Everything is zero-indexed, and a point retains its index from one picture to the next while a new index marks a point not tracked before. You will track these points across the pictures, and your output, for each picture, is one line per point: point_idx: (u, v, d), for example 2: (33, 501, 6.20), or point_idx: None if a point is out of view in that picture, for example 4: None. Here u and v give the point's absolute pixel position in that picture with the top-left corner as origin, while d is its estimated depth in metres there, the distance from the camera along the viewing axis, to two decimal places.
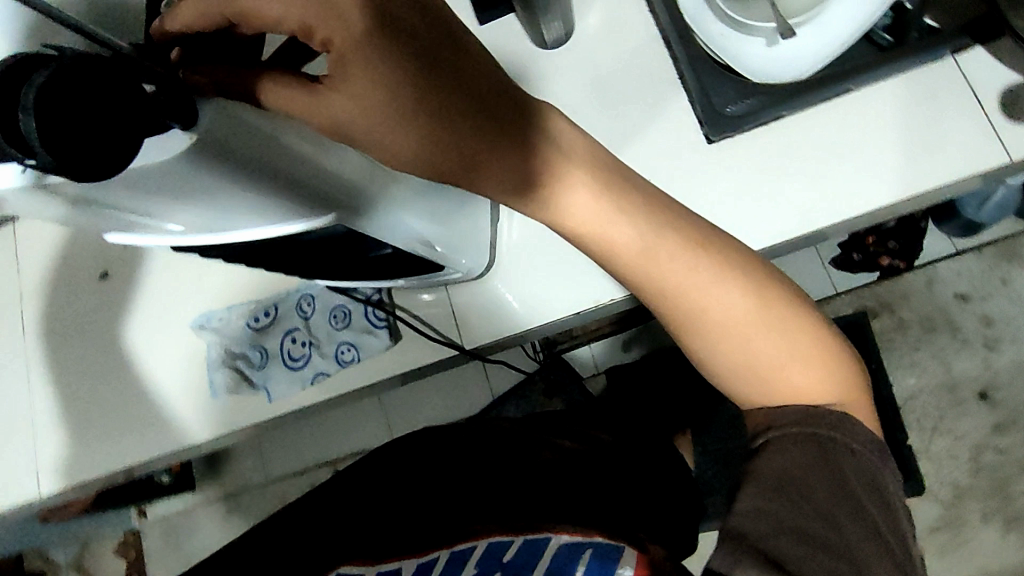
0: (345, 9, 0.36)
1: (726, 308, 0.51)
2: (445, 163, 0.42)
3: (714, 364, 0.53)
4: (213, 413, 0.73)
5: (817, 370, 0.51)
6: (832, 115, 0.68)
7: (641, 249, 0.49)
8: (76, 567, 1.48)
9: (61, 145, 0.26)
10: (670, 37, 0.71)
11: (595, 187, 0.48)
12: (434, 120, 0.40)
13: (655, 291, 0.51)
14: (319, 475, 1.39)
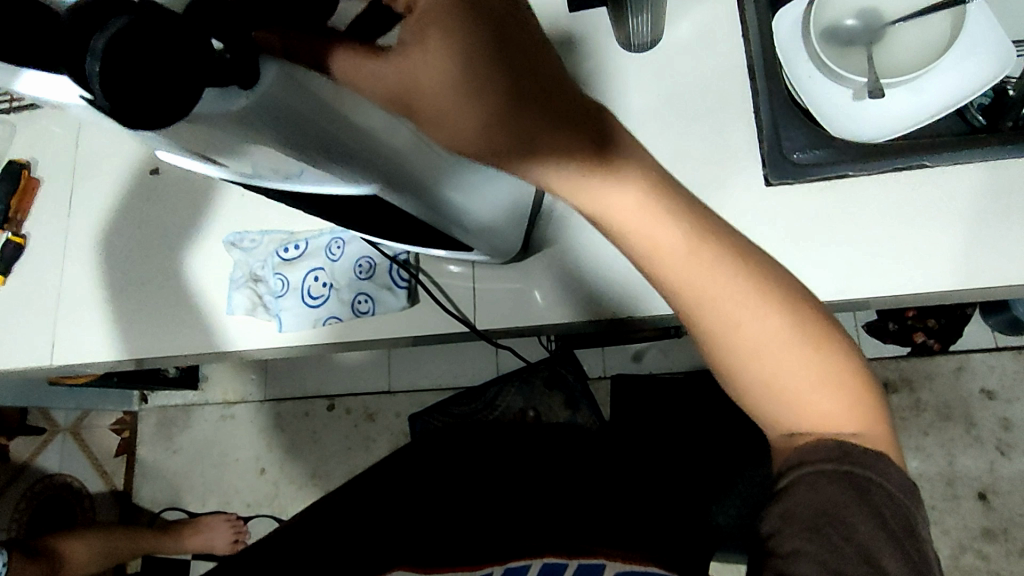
0: None
1: (758, 326, 0.45)
2: (503, 139, 0.39)
3: (737, 381, 0.47)
4: (227, 329, 0.76)
5: (849, 400, 0.46)
6: (898, 186, 0.65)
7: (683, 251, 0.44)
8: (74, 433, 1.55)
9: (121, 93, 0.27)
10: (755, 67, 0.69)
11: (648, 189, 0.43)
12: (501, 90, 0.38)
13: (690, 297, 0.45)
14: (315, 406, 1.43)
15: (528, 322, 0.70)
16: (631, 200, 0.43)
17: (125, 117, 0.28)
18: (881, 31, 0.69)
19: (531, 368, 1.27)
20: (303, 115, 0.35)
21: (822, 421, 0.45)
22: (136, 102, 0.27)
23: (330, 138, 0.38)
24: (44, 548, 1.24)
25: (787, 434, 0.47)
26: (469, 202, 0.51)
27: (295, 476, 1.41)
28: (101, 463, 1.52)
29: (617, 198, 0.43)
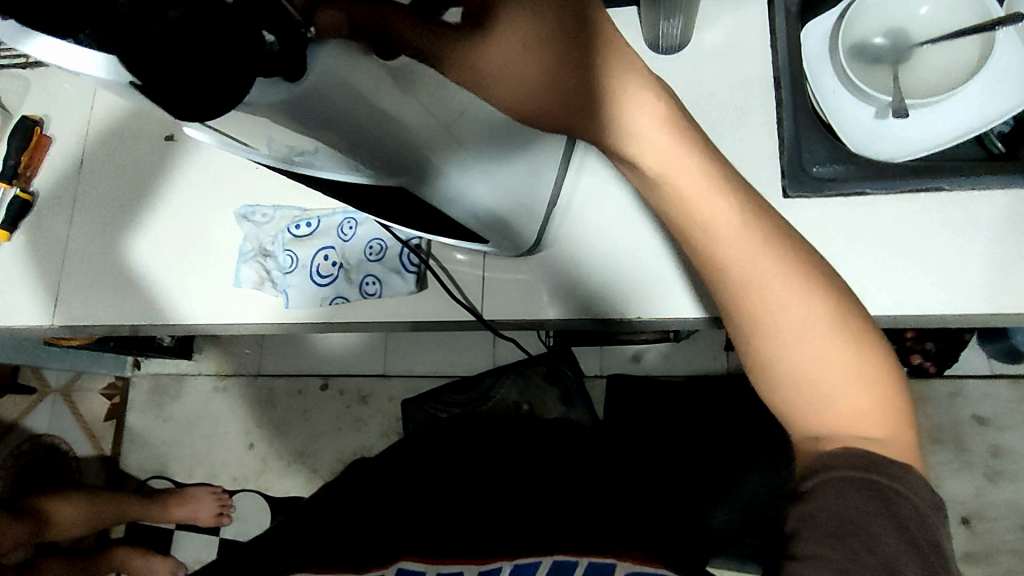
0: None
1: (801, 312, 0.46)
2: (569, 91, 0.41)
3: (772, 372, 0.47)
4: (233, 300, 0.75)
5: (879, 402, 0.46)
6: (914, 207, 0.66)
7: (735, 223, 0.47)
8: (64, 394, 1.54)
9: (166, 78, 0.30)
10: (781, 79, 0.69)
11: (705, 164, 0.46)
12: (566, 50, 0.40)
13: (736, 275, 0.47)
14: (309, 384, 1.43)
15: (536, 316, 0.70)
16: (693, 167, 0.46)
17: (169, 106, 0.32)
18: (909, 51, 0.68)
19: (529, 362, 1.28)
20: (347, 110, 0.37)
21: (850, 419, 0.46)
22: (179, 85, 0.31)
23: (365, 130, 0.40)
24: (30, 506, 1.24)
25: (812, 434, 0.46)
26: (512, 186, 0.51)
27: (284, 453, 1.41)
28: (90, 426, 1.51)
29: (682, 168, 0.46)
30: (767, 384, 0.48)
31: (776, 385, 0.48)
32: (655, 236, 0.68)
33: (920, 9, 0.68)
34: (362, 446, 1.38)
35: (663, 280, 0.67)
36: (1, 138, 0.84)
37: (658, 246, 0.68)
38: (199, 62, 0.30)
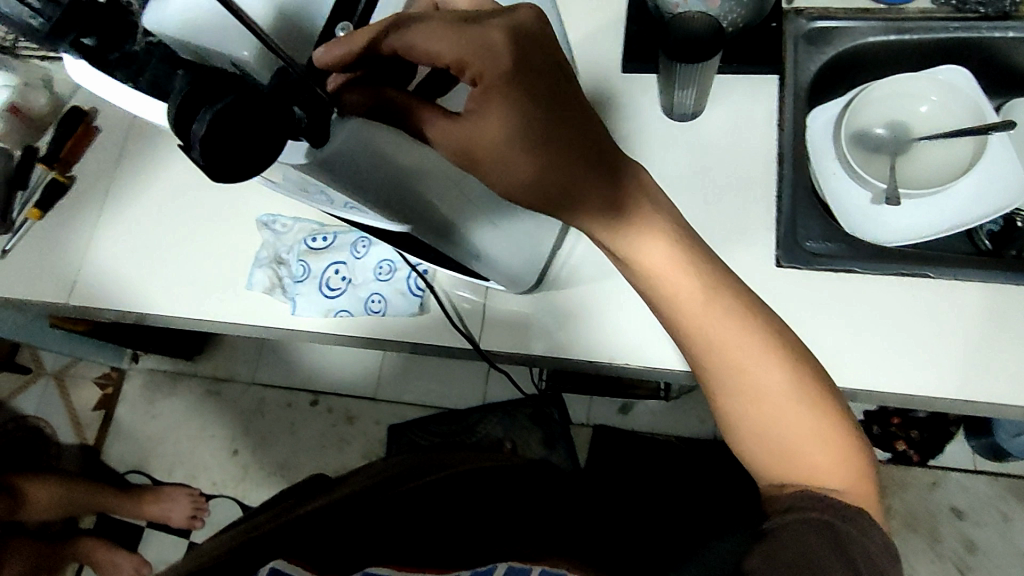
0: (497, 45, 0.42)
1: (764, 380, 0.50)
2: (560, 182, 0.46)
3: (738, 428, 0.51)
4: (244, 301, 0.78)
5: (835, 463, 0.49)
6: (898, 290, 0.68)
7: (703, 302, 0.50)
8: (58, 379, 1.56)
9: (216, 150, 0.34)
10: (785, 155, 0.72)
11: (675, 249, 0.50)
12: (549, 151, 0.44)
13: (703, 343, 0.51)
14: (298, 398, 1.44)
15: (529, 352, 0.73)
16: (664, 252, 0.50)
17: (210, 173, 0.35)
18: (907, 144, 0.74)
19: (519, 403, 1.33)
20: (374, 168, 0.44)
21: (810, 473, 0.49)
22: (226, 160, 0.34)
23: (389, 180, 0.46)
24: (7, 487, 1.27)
25: (775, 483, 0.51)
26: (512, 234, 0.57)
27: (266, 464, 1.41)
28: (78, 414, 1.52)
29: (655, 254, 0.49)
30: (739, 441, 0.52)
31: (746, 441, 0.52)
32: None
33: (921, 106, 0.73)
34: (343, 465, 1.39)
35: (653, 332, 0.70)
36: (48, 124, 0.88)
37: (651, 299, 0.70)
38: (242, 127, 0.34)
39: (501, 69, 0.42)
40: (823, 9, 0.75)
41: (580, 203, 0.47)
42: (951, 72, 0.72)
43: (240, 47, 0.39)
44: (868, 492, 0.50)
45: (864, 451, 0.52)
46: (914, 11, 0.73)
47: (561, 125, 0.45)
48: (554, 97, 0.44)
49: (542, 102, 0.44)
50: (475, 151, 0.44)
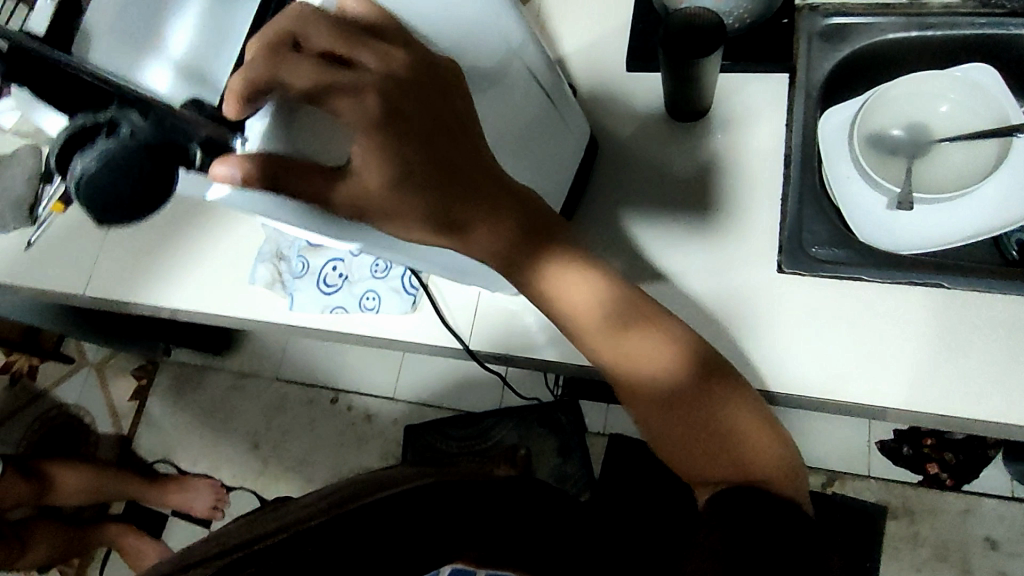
0: (364, 95, 0.44)
1: (678, 389, 0.57)
2: (443, 213, 0.48)
3: (666, 434, 0.59)
4: (247, 295, 0.79)
5: (756, 453, 0.57)
6: (908, 300, 0.65)
7: (605, 315, 0.56)
8: (97, 369, 1.62)
9: (98, 189, 0.39)
10: (792, 157, 0.69)
11: (584, 270, 0.56)
12: (423, 186, 0.46)
13: (613, 356, 0.57)
14: (318, 395, 1.45)
15: (527, 355, 0.71)
16: (574, 276, 0.55)
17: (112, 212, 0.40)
18: (927, 146, 0.70)
19: (534, 411, 1.31)
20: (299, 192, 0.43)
21: (735, 467, 0.56)
22: (118, 205, 0.40)
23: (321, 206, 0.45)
24: (37, 471, 1.33)
25: (707, 479, 0.58)
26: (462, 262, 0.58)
27: (285, 459, 1.44)
28: (114, 402, 1.59)
29: (561, 279, 0.55)
30: (663, 442, 0.60)
31: (669, 441, 0.59)
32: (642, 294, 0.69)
33: (941, 106, 0.70)
34: (359, 464, 1.40)
35: None
36: None
37: None
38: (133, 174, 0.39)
39: (365, 117, 0.44)
40: (840, 5, 0.71)
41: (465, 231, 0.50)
42: (972, 69, 0.68)
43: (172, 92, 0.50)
44: (784, 470, 0.58)
45: (780, 436, 0.59)
46: (937, 6, 0.69)
47: (444, 158, 0.47)
48: (437, 135, 0.46)
49: (423, 138, 0.46)
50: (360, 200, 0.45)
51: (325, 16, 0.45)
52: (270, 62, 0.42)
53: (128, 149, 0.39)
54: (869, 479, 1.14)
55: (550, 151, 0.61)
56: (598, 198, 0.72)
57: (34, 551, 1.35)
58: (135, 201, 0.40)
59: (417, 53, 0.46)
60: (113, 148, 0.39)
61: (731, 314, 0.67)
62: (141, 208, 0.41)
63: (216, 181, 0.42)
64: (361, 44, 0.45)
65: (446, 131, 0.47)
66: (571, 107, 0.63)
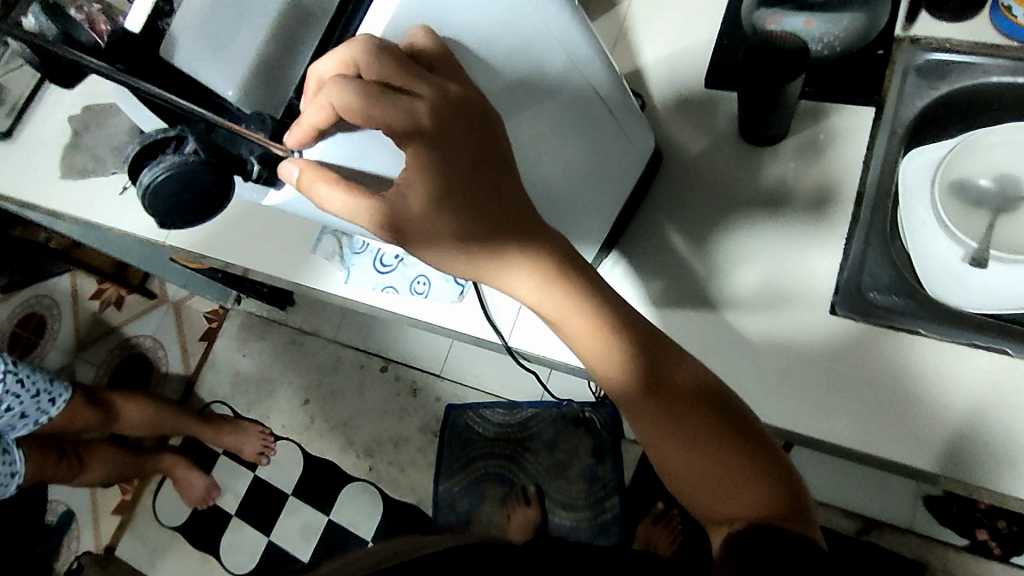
0: (421, 119, 0.44)
1: (698, 420, 0.52)
2: (483, 244, 0.48)
3: (678, 472, 0.53)
4: (308, 264, 0.83)
5: (772, 490, 0.50)
6: (968, 362, 0.61)
7: (645, 357, 0.53)
8: (175, 308, 1.74)
9: (155, 198, 0.46)
10: (864, 198, 0.67)
11: (630, 319, 0.54)
12: (466, 216, 0.46)
13: (643, 393, 0.53)
14: (369, 362, 1.50)
15: (564, 360, 0.72)
16: (621, 321, 0.53)
17: (171, 214, 0.48)
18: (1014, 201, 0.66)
19: (571, 405, 1.32)
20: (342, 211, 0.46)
21: (754, 504, 0.50)
22: (172, 210, 0.47)
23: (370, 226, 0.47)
24: (102, 399, 1.41)
25: (723, 521, 0.51)
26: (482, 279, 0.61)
27: (331, 418, 1.50)
28: (186, 341, 1.70)
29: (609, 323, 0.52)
30: (674, 479, 0.53)
31: (682, 478, 0.53)
32: (685, 316, 0.68)
33: None
34: (398, 434, 1.44)
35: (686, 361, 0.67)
36: None
37: (690, 324, 0.68)
38: (185, 186, 0.46)
39: (417, 144, 0.44)
40: (944, 40, 0.68)
41: (503, 268, 0.49)
42: None
43: (226, 89, 0.49)
44: (805, 515, 0.51)
45: (797, 478, 0.53)
46: None
47: (479, 191, 0.46)
48: (475, 168, 0.46)
49: (462, 170, 0.46)
50: (402, 225, 0.46)
51: (382, 46, 0.43)
52: (332, 91, 0.42)
53: (190, 170, 0.45)
54: (911, 534, 1.09)
55: (606, 161, 0.61)
56: (654, 213, 0.72)
57: (90, 470, 1.43)
58: (194, 208, 0.48)
59: (470, 87, 0.45)
60: (177, 166, 0.45)
61: (776, 353, 0.65)
62: (198, 213, 0.49)
63: (283, 178, 0.46)
64: (418, 72, 0.43)
65: (489, 163, 0.46)
66: (634, 118, 0.63)
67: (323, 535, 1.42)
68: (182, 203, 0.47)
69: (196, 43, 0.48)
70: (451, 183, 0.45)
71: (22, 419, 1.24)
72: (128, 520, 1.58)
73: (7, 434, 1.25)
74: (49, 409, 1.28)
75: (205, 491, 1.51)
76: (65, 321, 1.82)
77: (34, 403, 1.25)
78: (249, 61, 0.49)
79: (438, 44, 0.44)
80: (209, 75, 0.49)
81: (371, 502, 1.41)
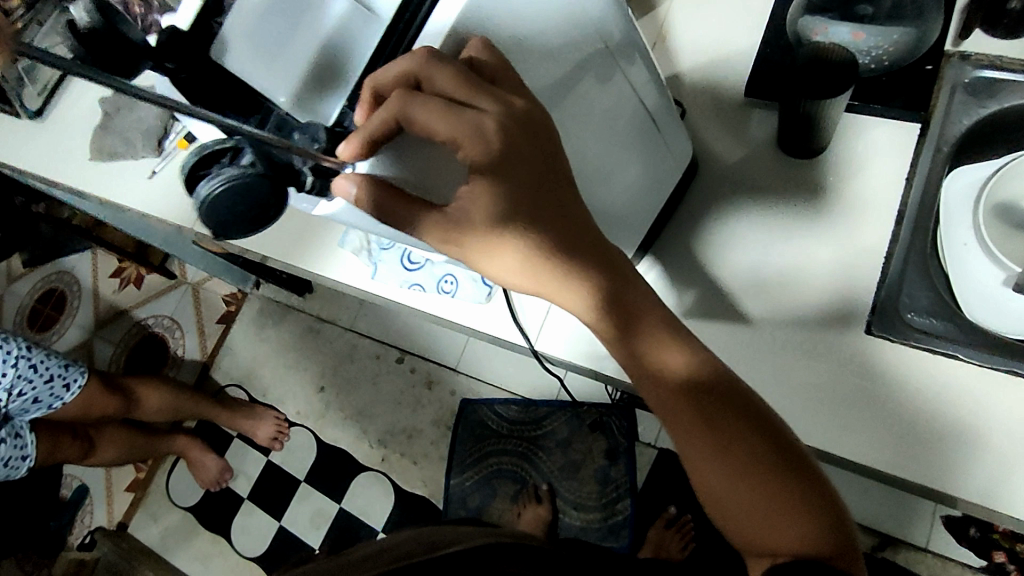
0: (489, 135, 0.45)
1: (744, 450, 0.51)
2: (545, 266, 0.49)
3: (721, 500, 0.52)
4: (335, 256, 0.83)
5: (819, 523, 0.50)
6: (1005, 388, 0.60)
7: (689, 381, 0.52)
8: (194, 289, 1.75)
9: (212, 209, 0.46)
10: (906, 216, 0.65)
11: (675, 339, 0.53)
12: (530, 235, 0.48)
13: (687, 418, 0.52)
14: (385, 353, 1.50)
15: (591, 365, 0.71)
16: (666, 341, 0.52)
17: (228, 225, 0.47)
18: None
19: (587, 403, 1.32)
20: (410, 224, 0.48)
21: (801, 538, 0.49)
22: (228, 221, 0.47)
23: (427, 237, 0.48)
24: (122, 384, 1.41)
25: (767, 552, 0.50)
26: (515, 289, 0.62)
27: (345, 407, 1.51)
28: (204, 323, 1.71)
29: (655, 340, 0.52)
30: (719, 509, 0.53)
31: (727, 509, 0.52)
32: (716, 328, 0.68)
33: None
34: (412, 425, 1.44)
35: None
36: None
37: (719, 336, 0.67)
38: (244, 198, 0.45)
39: (484, 160, 0.45)
40: (996, 57, 0.66)
41: (563, 289, 0.50)
42: None
43: (279, 94, 0.47)
44: (848, 546, 0.51)
45: (840, 508, 0.53)
46: None
47: (543, 211, 0.48)
48: (538, 187, 0.47)
49: (523, 188, 0.47)
50: (458, 237, 0.48)
51: (447, 63, 0.44)
52: (398, 103, 0.43)
53: (250, 182, 0.45)
54: (925, 553, 1.08)
55: (645, 170, 0.60)
56: (688, 222, 0.71)
57: (101, 452, 1.43)
58: (249, 220, 0.47)
59: (533, 102, 0.46)
60: (237, 178, 0.44)
61: (806, 370, 0.65)
62: (253, 225, 0.48)
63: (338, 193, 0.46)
64: (483, 86, 0.45)
65: (553, 184, 0.48)
66: (673, 123, 0.62)
67: (333, 523, 1.43)
68: (237, 216, 0.46)
69: (249, 47, 0.46)
70: (516, 202, 0.47)
71: (36, 403, 1.26)
72: (141, 497, 1.60)
73: (22, 416, 1.28)
74: (63, 395, 1.29)
75: (218, 474, 1.53)
76: (84, 298, 1.83)
77: (47, 389, 1.26)
78: (302, 66, 0.47)
79: (500, 59, 0.45)
80: (263, 82, 0.47)
81: (382, 492, 1.42)
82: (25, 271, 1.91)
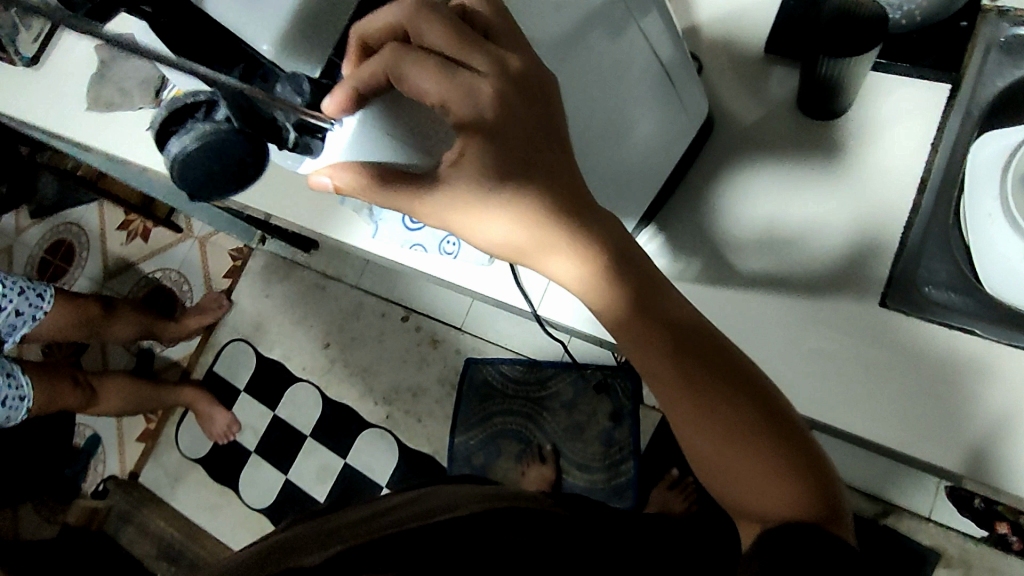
0: (481, 103, 0.43)
1: (727, 412, 0.50)
2: (528, 235, 0.46)
3: (706, 461, 0.52)
4: (337, 215, 0.81)
5: (804, 484, 0.49)
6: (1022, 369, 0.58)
7: (673, 341, 0.50)
8: (200, 242, 1.73)
9: (182, 167, 0.43)
10: (928, 180, 0.63)
11: (656, 293, 0.51)
12: (518, 198, 0.45)
13: (671, 377, 0.51)
14: (390, 310, 1.50)
15: (593, 334, 0.70)
16: (651, 296, 0.51)
17: (201, 183, 0.44)
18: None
19: (591, 364, 1.31)
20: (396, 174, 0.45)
21: (785, 500, 0.49)
22: (199, 180, 0.44)
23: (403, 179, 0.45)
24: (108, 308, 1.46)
25: (752, 512, 0.50)
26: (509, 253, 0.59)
27: (350, 363, 1.51)
28: (210, 276, 1.70)
29: (640, 294, 0.50)
30: (705, 474, 0.53)
31: (712, 470, 0.52)
32: (724, 294, 0.65)
33: None
34: (417, 383, 1.45)
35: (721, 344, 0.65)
36: None
37: (726, 304, 0.65)
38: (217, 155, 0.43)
39: (475, 123, 0.43)
40: None
41: (541, 255, 0.48)
42: None
43: (263, 43, 0.43)
44: (834, 506, 0.50)
45: (827, 466, 0.52)
46: None
47: (528, 171, 0.45)
48: (531, 149, 0.45)
49: (510, 152, 0.44)
50: (443, 203, 0.45)
51: (444, 18, 0.43)
52: (389, 59, 0.42)
53: (223, 138, 0.42)
54: (927, 522, 1.08)
55: (656, 127, 0.58)
56: (699, 183, 0.68)
57: (106, 400, 1.46)
58: (224, 180, 0.44)
59: (531, 59, 0.44)
60: (208, 134, 0.42)
61: (814, 341, 0.63)
62: (230, 185, 0.45)
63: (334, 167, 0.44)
64: (479, 47, 0.43)
65: (539, 149, 0.45)
66: (687, 79, 0.59)
67: (339, 477, 1.45)
68: (212, 175, 0.43)
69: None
70: (502, 165, 0.44)
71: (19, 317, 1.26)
72: (152, 447, 1.63)
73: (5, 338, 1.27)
74: (40, 303, 1.29)
75: (227, 426, 1.55)
76: (92, 250, 1.83)
77: (25, 299, 1.26)
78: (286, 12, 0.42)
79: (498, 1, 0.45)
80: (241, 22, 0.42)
81: (387, 449, 1.43)
82: (32, 221, 1.91)
